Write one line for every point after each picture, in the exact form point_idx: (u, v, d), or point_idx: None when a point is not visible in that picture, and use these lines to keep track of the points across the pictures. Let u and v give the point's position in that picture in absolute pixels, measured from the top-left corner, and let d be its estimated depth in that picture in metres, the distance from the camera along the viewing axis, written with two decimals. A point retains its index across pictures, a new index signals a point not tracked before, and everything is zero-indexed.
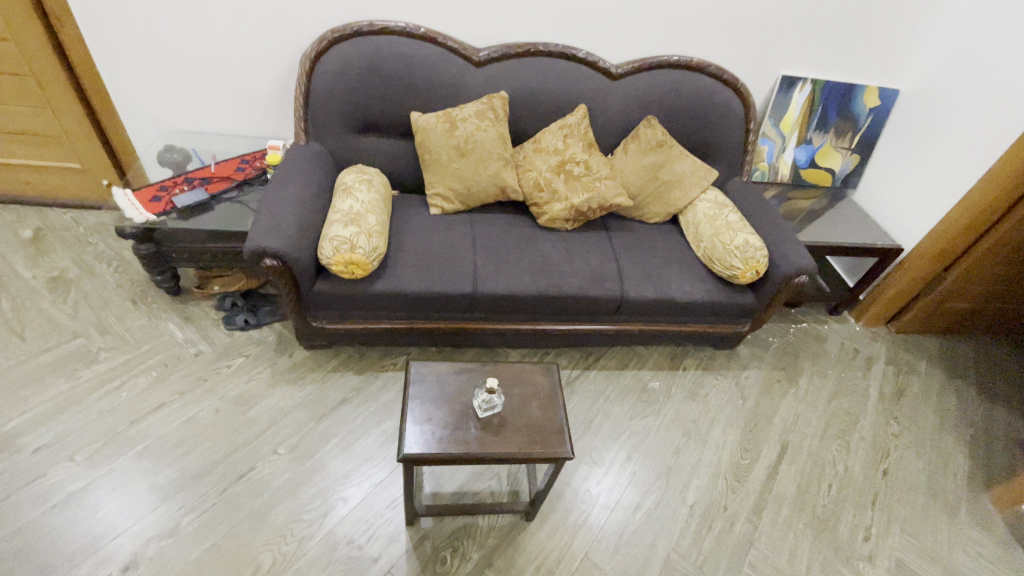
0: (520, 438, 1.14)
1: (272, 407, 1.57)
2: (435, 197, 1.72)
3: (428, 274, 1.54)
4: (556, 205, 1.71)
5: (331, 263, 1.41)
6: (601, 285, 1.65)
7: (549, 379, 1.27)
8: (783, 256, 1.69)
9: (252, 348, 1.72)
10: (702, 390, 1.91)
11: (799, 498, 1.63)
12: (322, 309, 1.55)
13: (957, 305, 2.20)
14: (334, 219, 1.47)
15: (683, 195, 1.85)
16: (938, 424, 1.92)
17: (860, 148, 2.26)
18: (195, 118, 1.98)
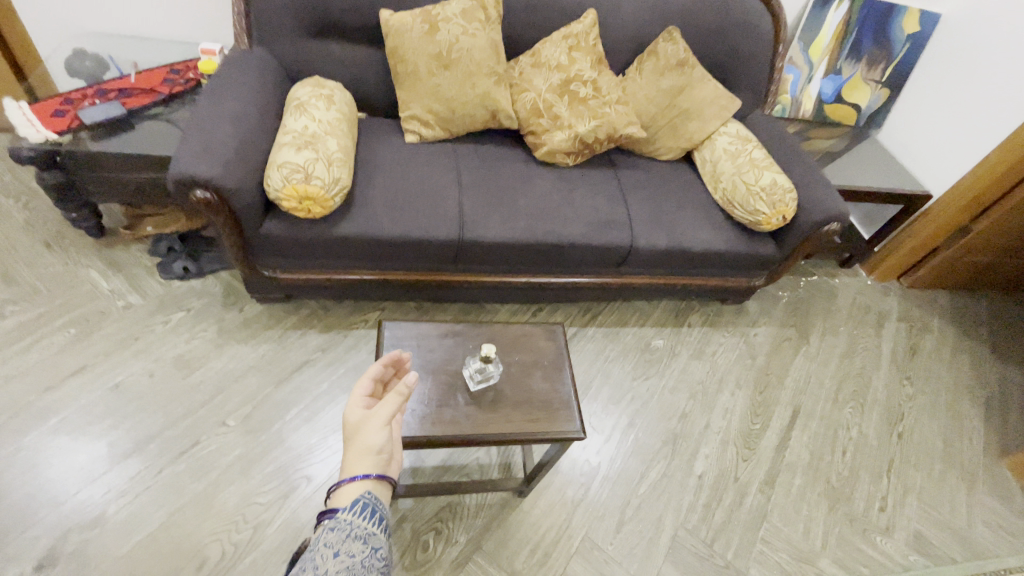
0: (521, 415, 0.94)
1: (219, 371, 1.33)
2: (411, 121, 1.43)
3: (404, 216, 1.28)
4: (557, 134, 1.44)
5: (280, 198, 1.14)
6: (608, 232, 1.42)
7: (551, 343, 1.06)
8: (814, 201, 1.48)
9: (193, 301, 1.45)
10: (709, 348, 1.74)
11: (812, 465, 1.51)
12: (274, 255, 1.28)
13: (976, 259, 2.07)
14: (283, 144, 1.19)
15: (701, 127, 1.60)
16: (955, 385, 1.86)
17: (890, 81, 2.02)
18: (109, 15, 1.58)
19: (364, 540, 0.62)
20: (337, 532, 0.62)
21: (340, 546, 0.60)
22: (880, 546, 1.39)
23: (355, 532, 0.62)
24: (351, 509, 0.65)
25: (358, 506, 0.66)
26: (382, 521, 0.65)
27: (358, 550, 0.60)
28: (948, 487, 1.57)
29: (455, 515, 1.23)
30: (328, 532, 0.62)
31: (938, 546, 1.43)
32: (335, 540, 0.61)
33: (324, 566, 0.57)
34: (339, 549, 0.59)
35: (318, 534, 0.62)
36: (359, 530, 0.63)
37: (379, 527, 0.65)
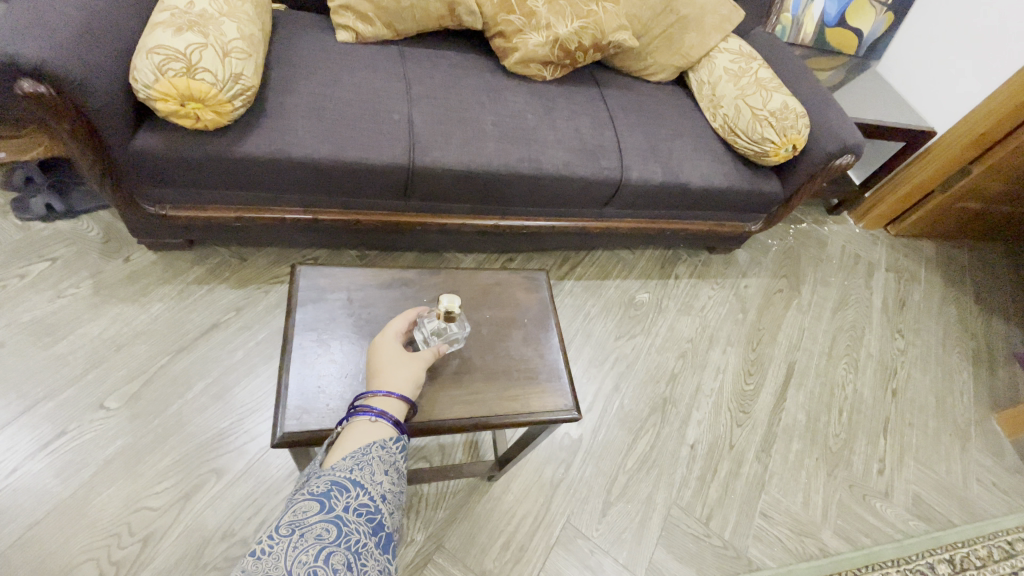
0: (493, 389, 0.71)
1: (96, 338, 1.02)
2: (343, 13, 1.11)
3: (336, 133, 0.98)
4: (532, 37, 1.16)
5: (153, 97, 0.82)
6: (593, 161, 1.17)
7: (530, 295, 0.82)
8: (828, 130, 1.27)
9: (59, 249, 1.11)
10: (698, 302, 1.56)
11: (809, 428, 1.38)
12: (157, 184, 0.96)
13: (968, 205, 1.96)
14: (155, 23, 0.86)
15: (700, 40, 1.34)
16: (943, 338, 1.78)
17: (896, 5, 1.82)
18: None
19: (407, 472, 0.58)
20: (391, 453, 0.56)
21: (393, 469, 0.55)
22: (881, 513, 1.28)
23: (404, 461, 0.57)
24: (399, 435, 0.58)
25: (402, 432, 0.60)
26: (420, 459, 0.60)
27: (404, 480, 0.57)
28: (943, 445, 1.48)
29: (410, 507, 1.01)
30: (378, 448, 0.55)
31: (936, 508, 1.34)
32: (389, 457, 0.55)
33: (380, 480, 0.53)
34: (392, 472, 0.55)
35: (370, 435, 0.56)
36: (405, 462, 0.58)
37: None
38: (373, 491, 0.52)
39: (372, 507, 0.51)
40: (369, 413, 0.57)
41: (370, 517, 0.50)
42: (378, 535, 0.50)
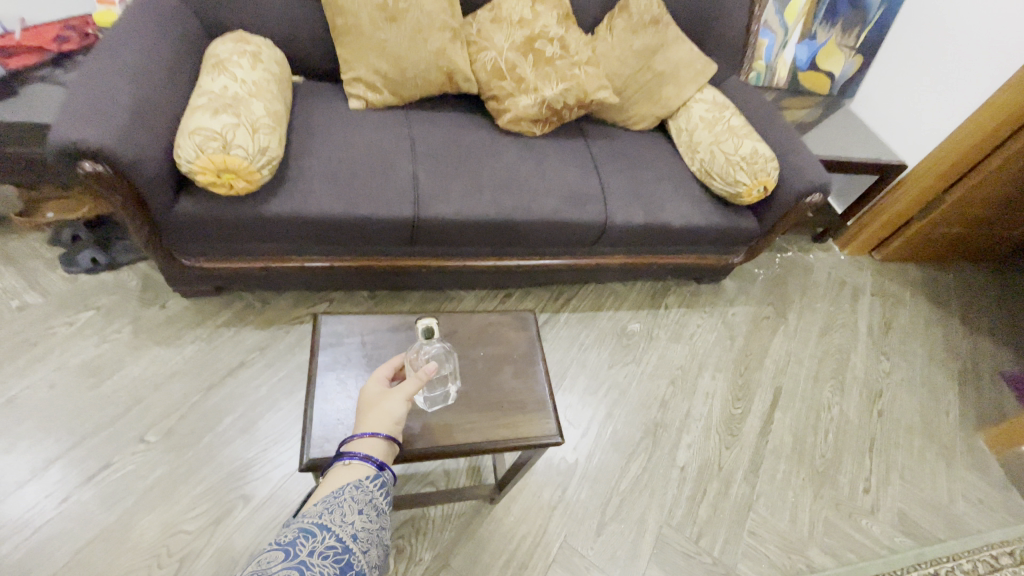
0: (487, 418, 0.81)
1: (136, 378, 1.14)
2: (355, 84, 1.26)
3: (349, 192, 1.11)
4: (522, 99, 1.30)
5: (194, 171, 0.96)
6: (580, 207, 1.29)
7: (521, 334, 0.93)
8: (796, 170, 1.39)
9: (104, 298, 1.24)
10: (687, 330, 1.65)
11: (796, 449, 1.45)
12: (193, 241, 1.09)
13: (948, 230, 2.04)
14: (196, 106, 1.00)
15: (677, 93, 1.47)
16: (929, 358, 1.85)
17: (864, 48, 1.96)
18: None
19: (379, 514, 0.60)
20: (363, 492, 0.60)
21: (364, 508, 0.58)
22: (867, 530, 1.34)
23: (375, 501, 0.60)
24: (372, 476, 0.62)
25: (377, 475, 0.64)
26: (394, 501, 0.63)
27: (377, 520, 0.59)
28: (929, 463, 1.54)
29: (419, 529, 1.09)
30: (350, 490, 0.59)
31: (922, 525, 1.40)
32: (359, 498, 0.59)
33: (350, 520, 0.56)
34: (363, 511, 0.58)
35: (342, 484, 0.60)
36: (378, 502, 0.61)
37: (388, 507, 0.63)
38: (342, 532, 0.54)
39: (339, 548, 0.52)
40: (351, 457, 0.63)
41: (338, 557, 0.51)
42: (345, 574, 0.50)
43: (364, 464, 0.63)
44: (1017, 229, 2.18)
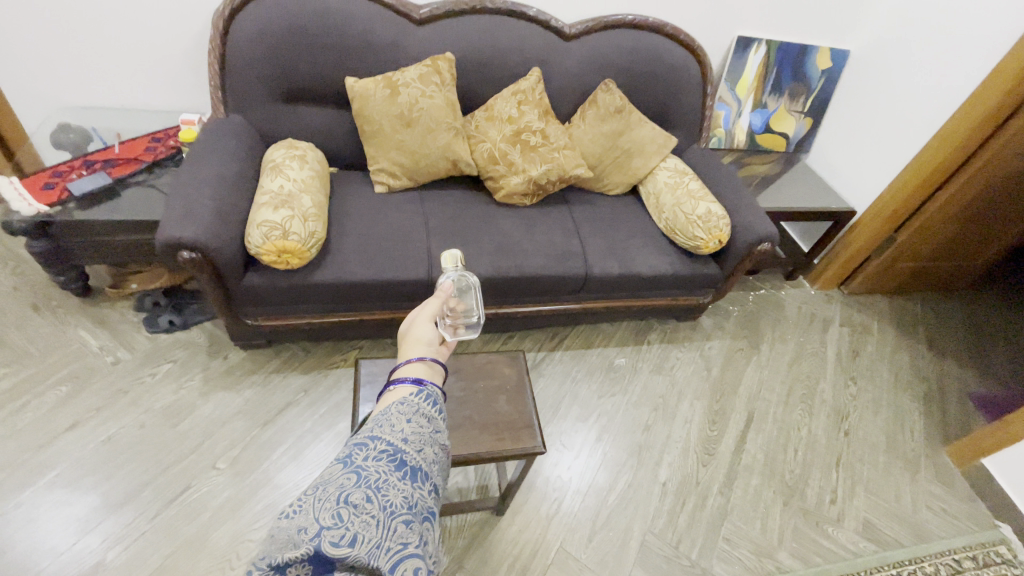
0: (487, 435, 1.05)
1: (207, 417, 1.40)
2: (379, 173, 1.58)
3: (376, 261, 1.40)
4: (513, 178, 1.61)
5: (261, 253, 1.26)
6: (564, 263, 1.56)
7: (514, 369, 1.18)
8: (746, 224, 1.65)
9: (179, 352, 1.53)
10: (668, 363, 1.88)
11: (767, 466, 1.65)
12: (255, 305, 1.38)
13: (907, 265, 2.26)
14: (261, 203, 1.31)
15: (644, 164, 1.77)
16: (895, 381, 2.04)
17: (813, 111, 2.26)
18: (90, 89, 1.69)
19: (430, 421, 0.59)
20: (409, 404, 0.59)
21: (412, 416, 0.58)
22: (833, 536, 1.52)
23: (423, 409, 0.59)
24: (418, 389, 0.62)
25: (424, 390, 0.63)
26: (447, 407, 0.62)
27: (430, 426, 0.58)
28: (894, 477, 1.71)
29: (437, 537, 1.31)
30: (397, 404, 0.59)
31: (886, 532, 1.56)
32: (405, 410, 0.58)
33: (400, 427, 0.55)
34: (412, 420, 0.57)
35: (388, 400, 0.60)
36: (426, 409, 0.60)
37: (441, 413, 0.62)
38: (393, 437, 0.53)
39: (392, 450, 0.52)
40: (404, 382, 0.63)
41: (391, 458, 0.51)
42: (400, 470, 0.50)
43: (410, 382, 0.63)
44: (974, 261, 2.38)
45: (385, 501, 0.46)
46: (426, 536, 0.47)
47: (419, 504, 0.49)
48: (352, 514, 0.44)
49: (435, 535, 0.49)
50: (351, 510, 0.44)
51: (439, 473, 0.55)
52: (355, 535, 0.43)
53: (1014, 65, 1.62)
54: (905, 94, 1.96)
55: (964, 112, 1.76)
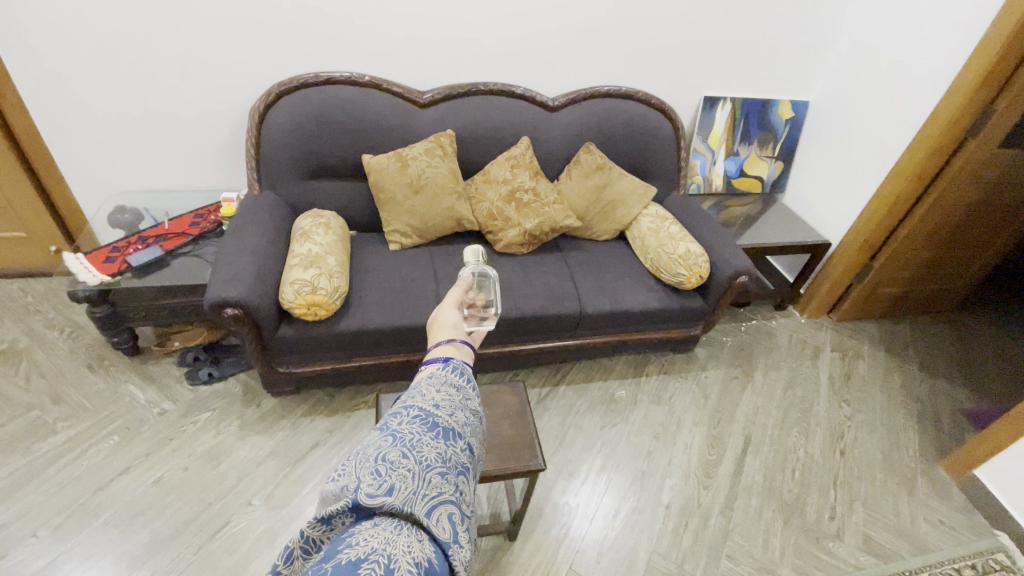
0: (494, 456, 1.18)
1: (243, 459, 1.55)
2: (392, 234, 1.80)
3: (392, 310, 1.58)
4: (510, 231, 1.82)
5: (293, 307, 1.45)
6: (560, 303, 1.73)
7: (516, 398, 1.33)
8: (723, 260, 1.82)
9: (217, 402, 1.70)
10: (666, 393, 2.00)
11: (766, 486, 1.73)
12: (286, 354, 1.56)
13: (889, 290, 2.39)
14: (293, 264, 1.52)
15: (627, 212, 1.98)
16: (888, 401, 2.12)
17: (782, 156, 2.48)
18: (144, 176, 1.95)
19: (460, 390, 0.67)
20: (438, 376, 0.67)
21: (442, 387, 0.65)
22: (834, 551, 1.58)
23: (452, 380, 0.67)
24: (446, 364, 0.69)
25: (453, 365, 0.70)
26: (474, 377, 0.69)
27: (459, 394, 0.65)
28: (891, 492, 1.78)
29: None
30: (427, 378, 0.66)
31: (887, 546, 1.61)
32: (436, 381, 0.66)
33: (430, 396, 0.63)
34: (441, 389, 0.65)
35: (420, 373, 0.68)
36: (455, 380, 0.67)
37: (471, 383, 0.69)
38: (425, 404, 0.61)
39: (425, 414, 0.60)
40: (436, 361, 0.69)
41: (424, 421, 0.59)
42: (432, 430, 0.58)
43: (438, 360, 0.70)
44: (955, 284, 2.51)
45: (419, 458, 0.54)
46: (457, 487, 0.54)
47: (452, 461, 0.56)
48: (390, 468, 0.51)
49: (468, 486, 0.57)
50: (388, 467, 0.51)
51: (472, 432, 0.62)
52: (392, 487, 0.50)
53: (947, 109, 1.82)
54: (860, 137, 2.17)
55: (911, 152, 1.95)
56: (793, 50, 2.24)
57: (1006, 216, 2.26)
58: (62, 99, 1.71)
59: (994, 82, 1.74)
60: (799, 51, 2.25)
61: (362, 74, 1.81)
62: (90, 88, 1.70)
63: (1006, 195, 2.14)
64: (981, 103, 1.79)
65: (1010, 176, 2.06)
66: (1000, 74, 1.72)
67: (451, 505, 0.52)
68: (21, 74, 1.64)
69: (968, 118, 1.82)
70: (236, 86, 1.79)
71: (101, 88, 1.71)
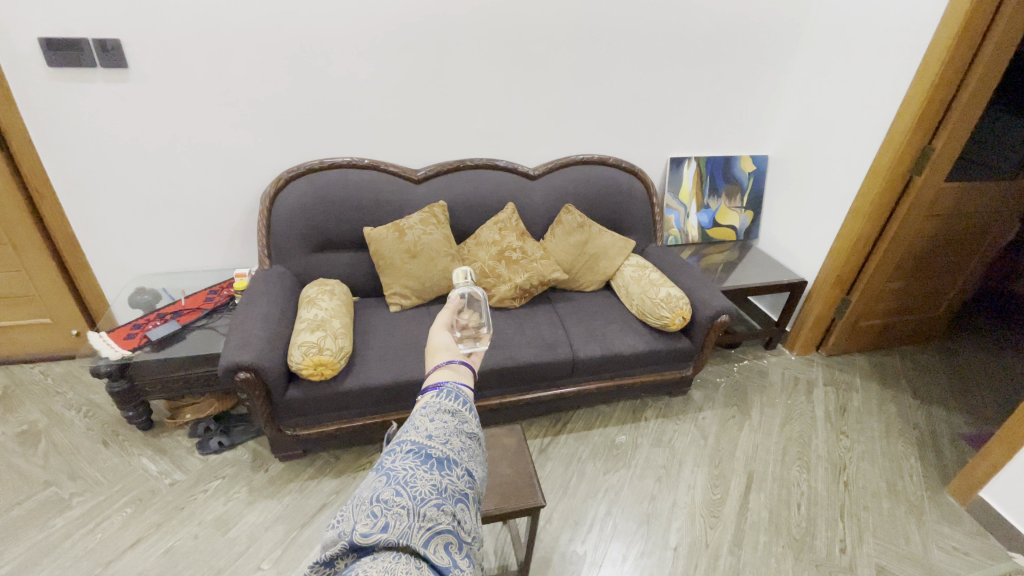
0: (495, 495, 1.23)
1: (252, 524, 1.57)
2: (393, 296, 1.95)
3: (394, 366, 1.68)
4: (502, 286, 1.98)
5: (301, 368, 1.55)
6: (553, 351, 1.83)
7: (514, 439, 1.40)
8: (703, 301, 1.94)
9: (227, 469, 1.74)
10: (666, 436, 2.04)
11: (773, 522, 1.73)
12: (294, 416, 1.63)
13: (871, 323, 2.49)
14: (301, 328, 1.65)
15: (610, 263, 2.15)
16: (887, 431, 2.14)
17: (750, 205, 2.69)
18: (163, 260, 2.13)
19: (455, 415, 0.71)
20: (430, 407, 0.71)
21: (436, 416, 0.69)
22: None
23: (445, 407, 0.71)
24: (440, 391, 0.74)
25: (447, 391, 0.75)
26: (469, 402, 0.74)
27: (453, 421, 0.69)
28: (899, 520, 1.77)
29: None
30: (419, 410, 0.70)
31: None
32: (429, 411, 0.70)
33: (424, 429, 0.66)
34: (434, 419, 0.68)
35: (415, 405, 0.72)
36: (448, 406, 0.71)
37: (465, 407, 0.73)
38: (418, 437, 0.65)
39: (418, 447, 0.63)
40: (429, 391, 0.75)
41: (417, 454, 0.62)
42: (425, 464, 0.61)
43: (433, 389, 0.75)
44: (935, 312, 2.61)
45: (413, 492, 0.56)
46: (455, 514, 0.57)
47: (448, 489, 0.59)
48: (385, 509, 0.54)
49: (467, 511, 0.59)
50: (383, 506, 0.54)
51: (468, 457, 0.66)
52: (388, 523, 0.52)
53: (889, 153, 2.00)
54: (817, 183, 2.37)
55: (865, 192, 2.12)
56: (746, 112, 2.51)
57: (968, 246, 2.40)
58: (95, 197, 1.91)
59: (927, 126, 1.92)
60: (751, 113, 2.52)
61: (362, 158, 2.04)
62: (119, 185, 1.91)
63: (963, 226, 2.29)
64: (918, 146, 1.97)
65: (962, 210, 2.22)
66: (930, 119, 1.91)
67: (447, 534, 0.54)
68: (61, 178, 1.85)
69: (909, 159, 2.00)
70: (250, 176, 2.01)
71: (130, 185, 1.92)
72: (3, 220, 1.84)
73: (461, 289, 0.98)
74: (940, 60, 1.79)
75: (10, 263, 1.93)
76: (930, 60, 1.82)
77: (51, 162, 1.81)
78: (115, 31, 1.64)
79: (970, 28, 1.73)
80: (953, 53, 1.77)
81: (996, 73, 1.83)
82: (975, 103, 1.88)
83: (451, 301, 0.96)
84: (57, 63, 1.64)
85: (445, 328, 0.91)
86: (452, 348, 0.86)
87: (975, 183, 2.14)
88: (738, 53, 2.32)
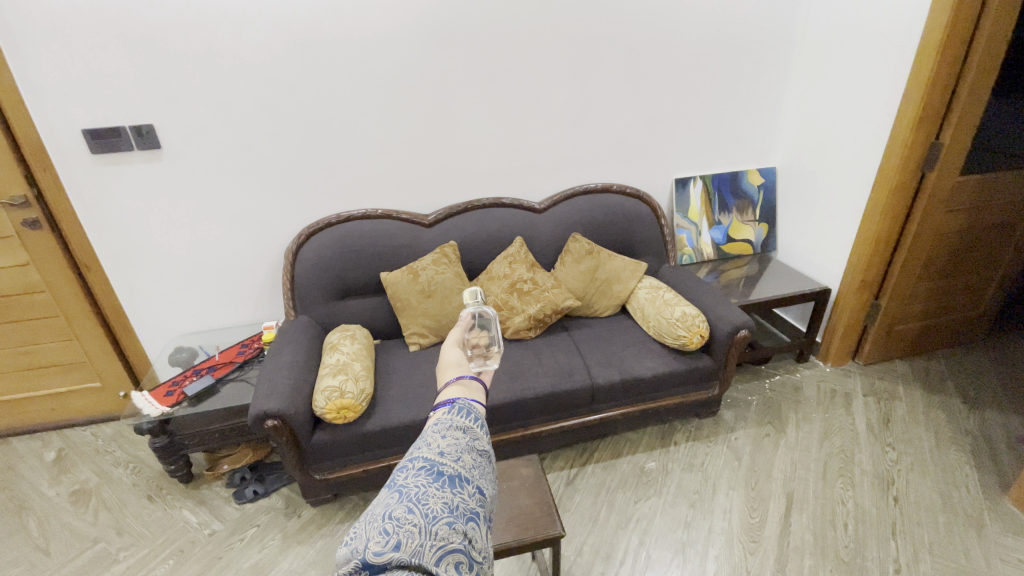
0: (515, 528, 1.23)
1: (286, 570, 1.60)
2: (412, 336, 2.02)
3: (413, 405, 1.72)
4: (516, 318, 2.03)
5: (325, 412, 1.60)
6: (570, 378, 1.84)
7: (532, 469, 1.40)
8: (720, 317, 1.92)
9: (262, 517, 1.79)
10: (698, 459, 1.98)
11: (819, 545, 1.64)
12: (321, 461, 1.68)
13: (907, 326, 2.38)
14: (324, 373, 1.72)
15: (622, 287, 2.18)
16: (937, 440, 2.01)
17: (763, 218, 2.68)
18: (200, 319, 2.27)
19: (466, 432, 0.74)
20: (443, 423, 0.74)
21: (448, 433, 0.73)
22: None
23: (457, 423, 0.75)
24: (452, 408, 0.78)
25: (459, 408, 0.79)
26: (481, 418, 0.77)
27: (465, 438, 0.73)
28: (958, 533, 1.65)
29: None
30: (431, 426, 0.74)
31: None
32: (441, 428, 0.73)
33: (436, 447, 0.70)
34: (447, 436, 0.72)
35: (428, 422, 0.76)
36: (460, 423, 0.75)
37: (476, 423, 0.77)
38: (431, 455, 0.68)
39: (429, 465, 0.66)
40: (442, 407, 0.78)
41: (430, 473, 0.65)
42: (435, 482, 0.63)
43: (445, 406, 0.79)
44: (976, 310, 2.49)
45: (426, 510, 0.59)
46: (466, 533, 0.59)
47: (459, 508, 0.62)
48: (397, 527, 0.56)
49: (478, 531, 0.62)
50: (396, 524, 0.56)
51: (479, 474, 0.68)
52: (399, 542, 0.54)
53: (895, 151, 1.98)
54: (829, 189, 2.34)
55: (878, 192, 2.08)
56: (749, 127, 2.53)
57: (999, 239, 2.30)
58: (137, 265, 2.08)
59: (932, 121, 1.90)
60: (755, 128, 2.55)
61: (376, 209, 2.16)
62: (157, 254, 2.07)
63: (989, 218, 2.20)
64: (927, 140, 1.94)
65: (987, 201, 2.14)
66: (934, 114, 1.89)
67: (459, 554, 0.57)
68: (106, 252, 2.03)
69: (919, 156, 1.97)
70: (274, 233, 2.14)
71: (166, 252, 2.08)
72: (55, 294, 2.02)
73: (471, 310, 1.03)
74: (934, 55, 1.79)
75: (63, 333, 2.10)
76: (923, 57, 1.82)
77: (98, 238, 1.99)
78: (149, 117, 1.84)
79: (958, 22, 1.74)
80: (945, 50, 1.78)
81: (994, 60, 1.81)
82: (978, 93, 1.86)
83: (463, 319, 1.02)
84: (100, 150, 1.84)
85: (457, 344, 0.96)
86: (463, 363, 0.90)
87: (994, 174, 2.08)
88: (732, 72, 2.37)
